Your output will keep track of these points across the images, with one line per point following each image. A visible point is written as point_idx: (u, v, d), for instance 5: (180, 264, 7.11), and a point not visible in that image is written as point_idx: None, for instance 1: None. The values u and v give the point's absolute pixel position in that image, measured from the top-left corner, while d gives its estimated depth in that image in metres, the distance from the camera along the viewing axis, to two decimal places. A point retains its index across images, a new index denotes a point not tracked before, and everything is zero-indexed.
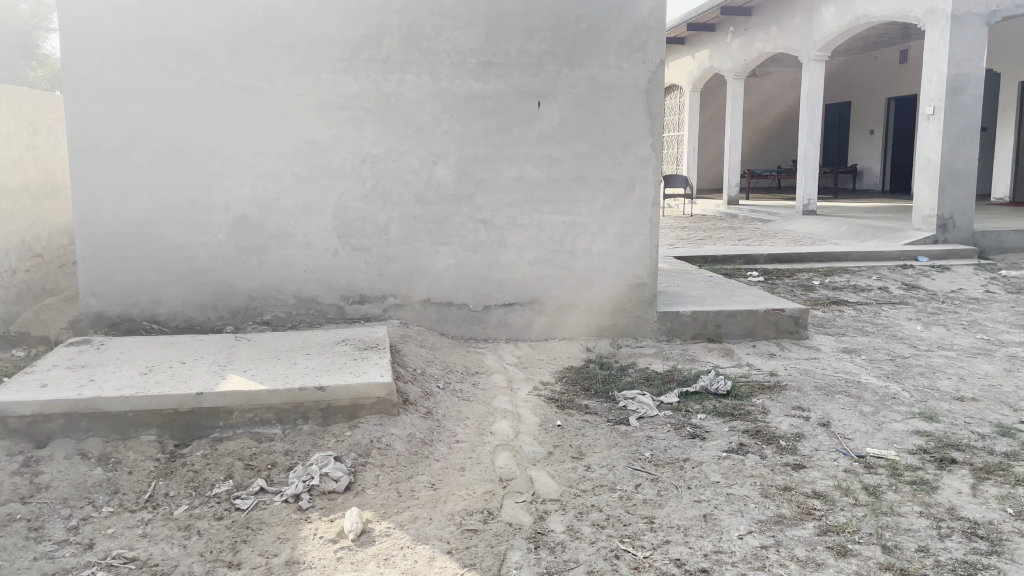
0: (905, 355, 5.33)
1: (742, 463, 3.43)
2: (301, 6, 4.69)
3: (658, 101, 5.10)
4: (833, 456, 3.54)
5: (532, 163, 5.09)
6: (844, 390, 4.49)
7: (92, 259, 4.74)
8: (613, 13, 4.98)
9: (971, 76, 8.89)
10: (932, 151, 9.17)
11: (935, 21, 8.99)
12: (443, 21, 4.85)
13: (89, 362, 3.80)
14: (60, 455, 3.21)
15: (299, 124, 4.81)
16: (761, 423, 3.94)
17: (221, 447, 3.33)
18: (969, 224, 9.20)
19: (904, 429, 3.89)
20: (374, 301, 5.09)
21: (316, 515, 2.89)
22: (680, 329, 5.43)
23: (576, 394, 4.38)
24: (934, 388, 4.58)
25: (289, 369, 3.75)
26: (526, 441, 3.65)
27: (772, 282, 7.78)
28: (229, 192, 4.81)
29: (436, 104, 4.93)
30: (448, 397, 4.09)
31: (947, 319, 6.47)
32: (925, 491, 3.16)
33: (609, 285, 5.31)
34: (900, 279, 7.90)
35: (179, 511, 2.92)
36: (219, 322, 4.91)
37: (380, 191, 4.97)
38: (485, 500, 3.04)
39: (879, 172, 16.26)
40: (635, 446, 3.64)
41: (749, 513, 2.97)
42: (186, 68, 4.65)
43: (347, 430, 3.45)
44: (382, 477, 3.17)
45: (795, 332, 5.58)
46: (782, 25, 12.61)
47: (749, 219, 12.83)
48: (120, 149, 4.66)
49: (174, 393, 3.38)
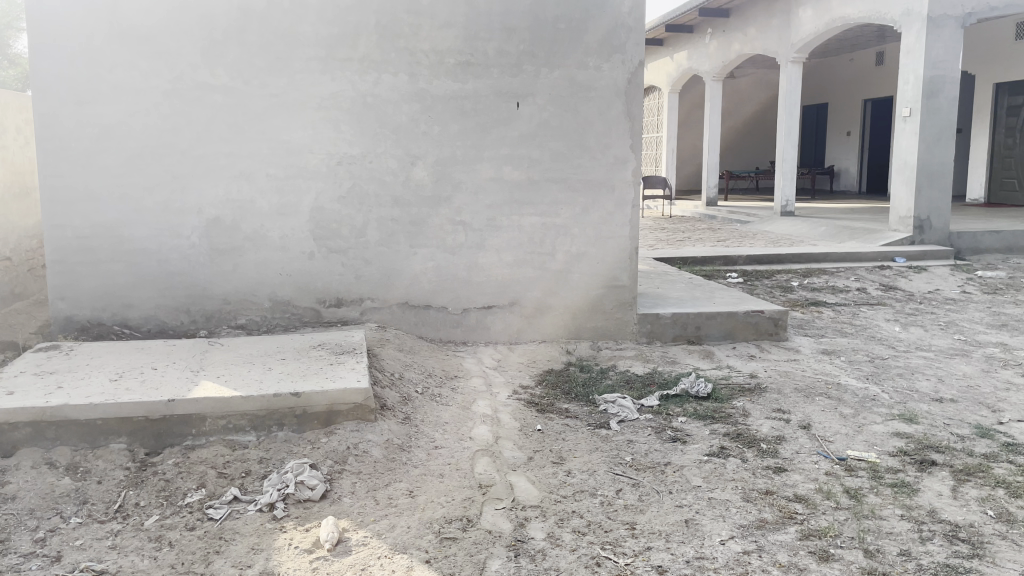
0: (885, 356, 5.35)
1: (723, 467, 3.41)
2: (275, 5, 4.62)
3: (638, 101, 5.07)
4: (814, 459, 3.52)
5: (511, 165, 5.04)
6: (825, 392, 4.48)
7: (61, 263, 4.65)
8: (592, 13, 4.95)
9: (946, 77, 8.97)
10: (908, 152, 9.23)
11: (911, 23, 9.06)
12: (421, 20, 4.79)
13: (57, 368, 3.71)
14: (27, 464, 3.13)
15: (274, 124, 4.74)
16: (742, 426, 3.91)
17: (193, 455, 3.25)
18: (945, 225, 9.27)
19: (884, 431, 3.88)
20: (351, 304, 5.03)
21: (291, 525, 2.82)
22: (661, 331, 5.41)
23: (556, 398, 4.33)
24: (914, 389, 4.59)
25: (264, 374, 3.68)
26: (506, 446, 3.60)
27: (752, 282, 7.82)
28: (202, 193, 4.73)
29: (414, 105, 4.88)
30: (426, 402, 4.04)
31: (925, 320, 6.52)
32: (906, 493, 3.15)
33: (589, 287, 5.27)
34: (878, 281, 7.92)
35: (150, 521, 2.84)
36: (193, 325, 4.82)
37: (357, 192, 4.90)
38: (465, 507, 2.99)
39: (856, 173, 16.40)
40: (616, 450, 3.61)
41: (731, 517, 2.95)
42: (157, 67, 4.56)
43: (323, 436, 3.39)
44: (359, 484, 3.12)
45: (775, 333, 5.57)
46: (760, 26, 12.65)
47: (727, 220, 12.87)
48: (89, 150, 4.57)
49: (145, 400, 3.30)
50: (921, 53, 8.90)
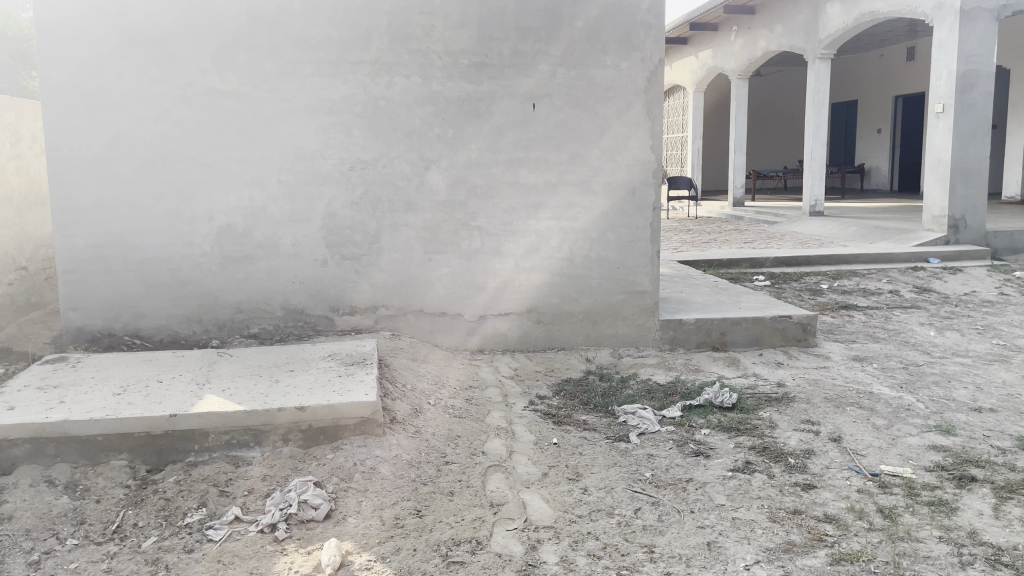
0: (919, 363, 5.13)
1: (748, 484, 3.23)
2: (286, 8, 4.53)
3: (658, 101, 4.91)
4: (845, 475, 3.34)
5: (527, 168, 4.90)
6: (856, 402, 4.28)
7: (73, 273, 4.58)
8: (610, 11, 4.80)
9: (981, 72, 8.68)
10: (942, 150, 8.94)
11: (943, 16, 8.79)
12: (433, 21, 4.67)
13: (62, 381, 3.64)
14: (25, 483, 3.05)
15: (285, 129, 4.64)
16: (769, 439, 3.73)
17: (195, 472, 3.15)
18: (980, 224, 8.98)
19: (919, 444, 3.69)
20: (365, 313, 4.91)
21: (292, 548, 2.70)
22: (684, 338, 5.23)
23: (574, 409, 4.18)
24: (950, 398, 4.37)
25: (270, 387, 3.57)
26: (520, 462, 3.46)
27: (779, 286, 7.58)
28: (214, 201, 4.64)
29: (427, 108, 4.75)
30: (438, 414, 3.90)
31: (961, 324, 6.26)
32: (944, 513, 2.95)
33: (609, 292, 5.11)
34: (911, 282, 7.67)
35: (148, 543, 2.74)
36: (205, 335, 4.74)
37: (370, 198, 4.79)
38: (474, 529, 2.85)
39: (888, 172, 16.03)
40: (635, 465, 3.45)
41: (756, 540, 2.78)
42: (168, 73, 4.48)
43: (330, 452, 3.28)
44: (365, 503, 2.99)
45: (803, 340, 5.36)
46: (786, 23, 12.40)
47: (755, 220, 12.64)
48: (100, 157, 4.50)
49: (147, 415, 3.20)
50: (954, 47, 8.62)
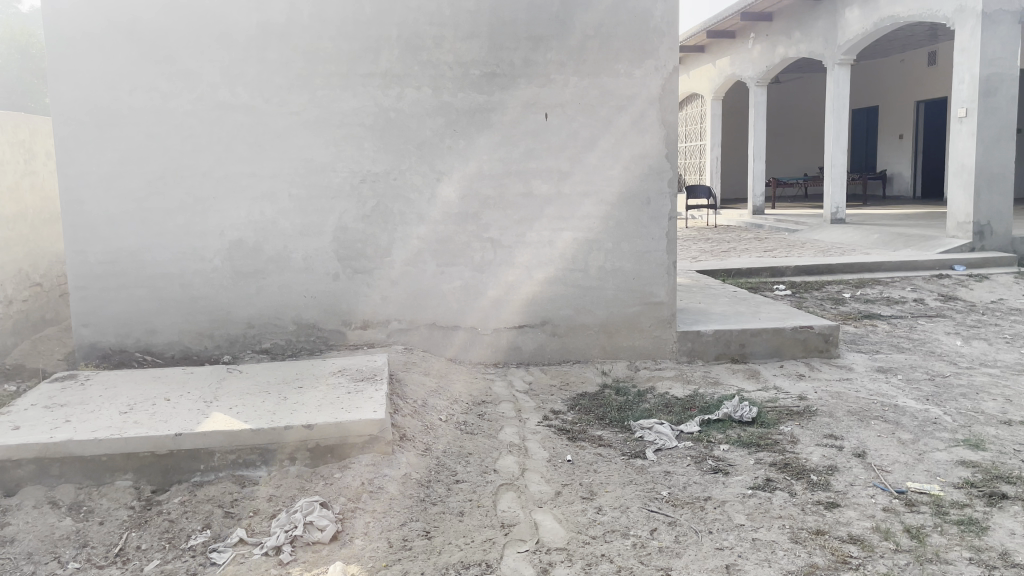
0: (945, 374, 4.98)
1: (768, 503, 3.12)
2: (295, 20, 4.49)
3: (672, 109, 4.82)
4: (870, 492, 3.21)
5: (540, 179, 4.83)
6: (880, 415, 4.15)
7: (84, 289, 4.56)
8: (623, 19, 4.73)
9: (1004, 76, 8.51)
10: (965, 156, 8.78)
11: (965, 19, 8.64)
12: (444, 31, 4.62)
13: (69, 400, 3.59)
14: (29, 504, 3.00)
15: (296, 142, 4.60)
16: (790, 455, 3.62)
17: (200, 492, 3.09)
18: (1007, 231, 8.80)
19: (947, 459, 3.56)
20: (377, 326, 4.85)
21: (297, 570, 2.61)
22: (702, 350, 5.10)
23: (590, 424, 4.09)
24: (979, 411, 4.23)
25: (278, 404, 3.51)
26: (532, 479, 3.37)
27: (800, 295, 7.43)
28: (225, 215, 4.60)
29: (438, 119, 4.69)
30: (451, 431, 3.83)
31: (988, 333, 6.08)
32: (974, 533, 2.83)
33: (625, 304, 5.02)
34: (936, 290, 7.51)
35: (150, 566, 2.67)
36: (217, 350, 4.70)
37: (381, 211, 4.73)
38: (484, 551, 2.76)
39: (911, 178, 15.80)
40: (652, 483, 3.34)
41: (777, 563, 2.67)
42: (178, 88, 4.46)
43: (336, 472, 3.20)
44: (372, 524, 2.91)
45: (825, 351, 5.23)
46: (804, 28, 12.26)
47: (775, 228, 12.47)
48: (112, 173, 4.48)
49: (152, 434, 3.15)
50: (977, 50, 8.47)
